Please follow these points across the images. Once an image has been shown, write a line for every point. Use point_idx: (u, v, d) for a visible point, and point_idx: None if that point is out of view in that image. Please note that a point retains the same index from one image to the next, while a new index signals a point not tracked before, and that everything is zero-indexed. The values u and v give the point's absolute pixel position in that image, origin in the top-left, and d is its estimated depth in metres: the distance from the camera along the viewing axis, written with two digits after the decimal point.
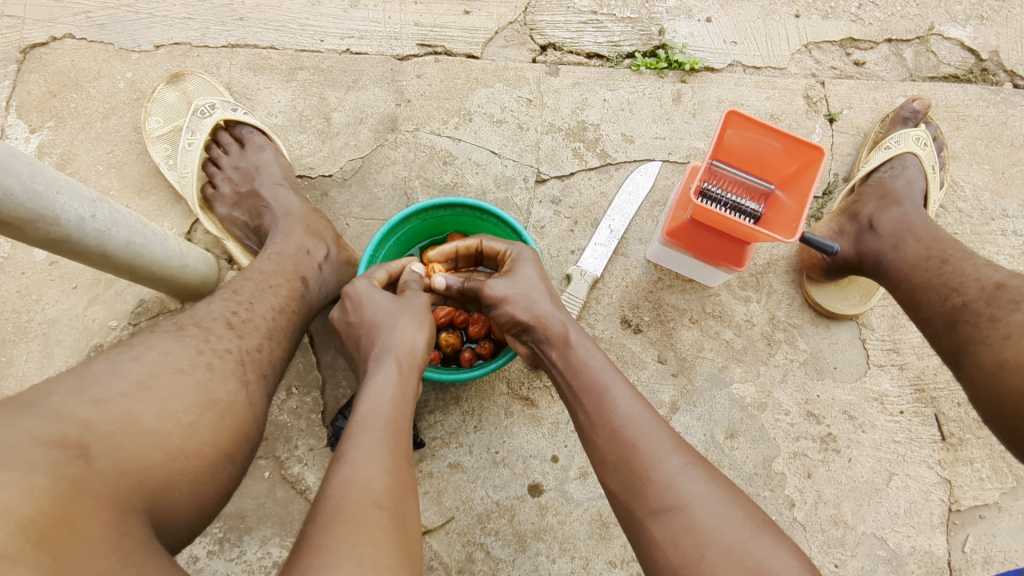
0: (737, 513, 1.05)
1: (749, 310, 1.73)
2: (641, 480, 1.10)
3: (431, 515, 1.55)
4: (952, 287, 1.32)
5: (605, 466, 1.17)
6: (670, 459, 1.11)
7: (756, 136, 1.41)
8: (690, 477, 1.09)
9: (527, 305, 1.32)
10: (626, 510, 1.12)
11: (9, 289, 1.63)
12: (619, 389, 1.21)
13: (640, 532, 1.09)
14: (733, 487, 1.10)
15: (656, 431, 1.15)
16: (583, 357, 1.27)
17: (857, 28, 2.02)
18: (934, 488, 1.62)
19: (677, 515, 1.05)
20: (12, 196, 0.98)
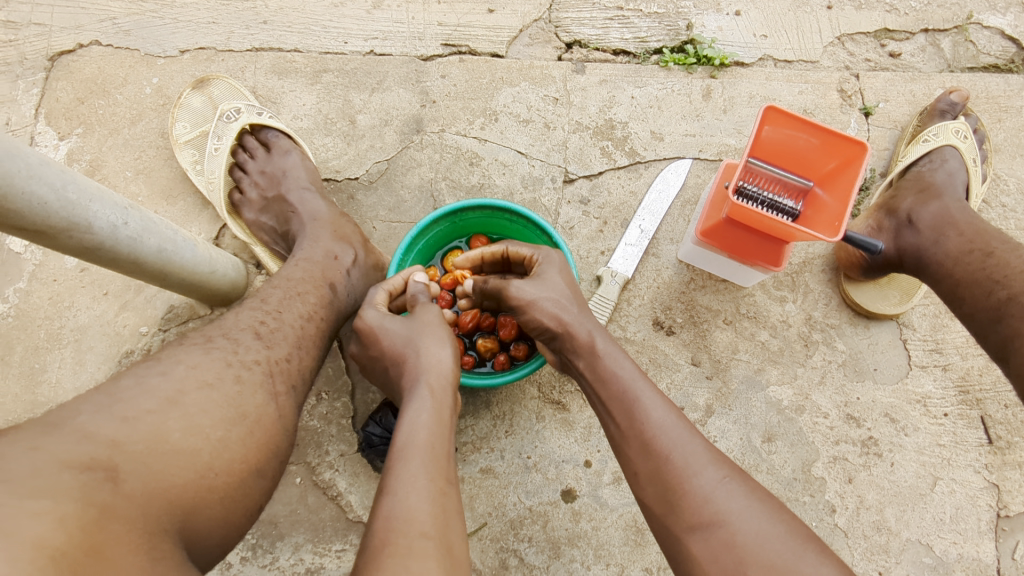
0: (782, 529, 0.95)
1: (785, 310, 1.69)
2: (676, 495, 1.01)
3: (463, 521, 1.53)
4: (996, 280, 1.25)
5: (639, 480, 1.08)
6: (706, 471, 1.01)
7: (795, 131, 1.37)
8: (729, 490, 0.99)
9: (551, 310, 1.25)
10: (661, 526, 1.04)
11: (41, 296, 1.64)
12: (648, 396, 1.12)
13: (678, 550, 1.00)
14: (777, 499, 1.00)
15: (692, 441, 1.05)
16: (609, 363, 1.18)
17: (892, 19, 1.96)
18: (981, 493, 1.57)
19: (716, 532, 0.96)
20: (47, 207, 0.96)
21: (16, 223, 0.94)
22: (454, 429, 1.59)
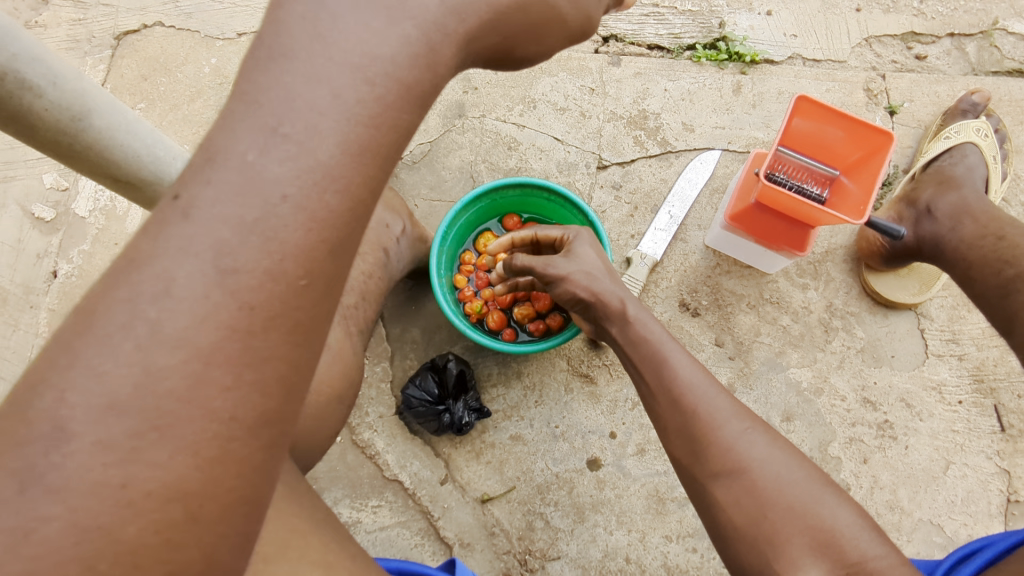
0: (801, 477, 1.01)
1: (806, 297, 1.76)
2: (701, 446, 1.07)
3: (493, 484, 1.61)
4: (1005, 261, 1.33)
5: (667, 435, 1.14)
6: (731, 423, 1.07)
7: (824, 122, 1.42)
8: (752, 441, 1.05)
9: (584, 283, 1.28)
10: (688, 477, 1.10)
11: (103, 258, 1.73)
12: (677, 356, 1.17)
13: (702, 497, 1.07)
14: (797, 450, 1.05)
15: (718, 396, 1.10)
16: (640, 328, 1.23)
17: (919, 23, 2.02)
18: (992, 478, 1.62)
19: (739, 479, 1.02)
20: (139, 160, 1.02)
21: (110, 172, 1.00)
22: (486, 397, 1.67)
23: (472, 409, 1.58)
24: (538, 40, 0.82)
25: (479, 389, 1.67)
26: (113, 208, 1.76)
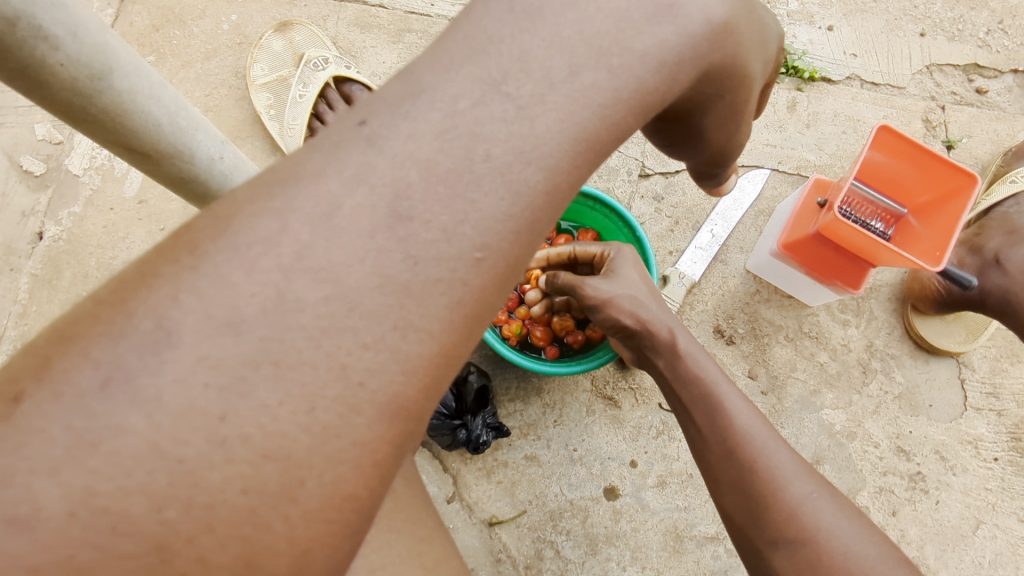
0: (871, 553, 0.92)
1: (847, 334, 1.66)
2: (760, 507, 0.99)
3: (503, 506, 1.50)
4: None
5: (719, 486, 1.05)
6: (795, 484, 0.98)
7: (901, 155, 1.32)
8: (818, 507, 0.96)
9: (629, 308, 1.18)
10: (741, 535, 1.02)
11: (95, 223, 1.58)
12: (733, 402, 1.08)
13: (758, 561, 0.99)
14: (866, 520, 0.97)
15: (779, 453, 1.02)
16: (692, 365, 1.14)
17: (983, 55, 1.87)
18: (1022, 542, 1.56)
19: (802, 550, 0.93)
20: (158, 129, 0.88)
21: (125, 143, 0.86)
22: (503, 412, 1.56)
23: (490, 427, 1.47)
24: (722, 124, 0.78)
25: (496, 403, 1.56)
26: (111, 170, 1.61)
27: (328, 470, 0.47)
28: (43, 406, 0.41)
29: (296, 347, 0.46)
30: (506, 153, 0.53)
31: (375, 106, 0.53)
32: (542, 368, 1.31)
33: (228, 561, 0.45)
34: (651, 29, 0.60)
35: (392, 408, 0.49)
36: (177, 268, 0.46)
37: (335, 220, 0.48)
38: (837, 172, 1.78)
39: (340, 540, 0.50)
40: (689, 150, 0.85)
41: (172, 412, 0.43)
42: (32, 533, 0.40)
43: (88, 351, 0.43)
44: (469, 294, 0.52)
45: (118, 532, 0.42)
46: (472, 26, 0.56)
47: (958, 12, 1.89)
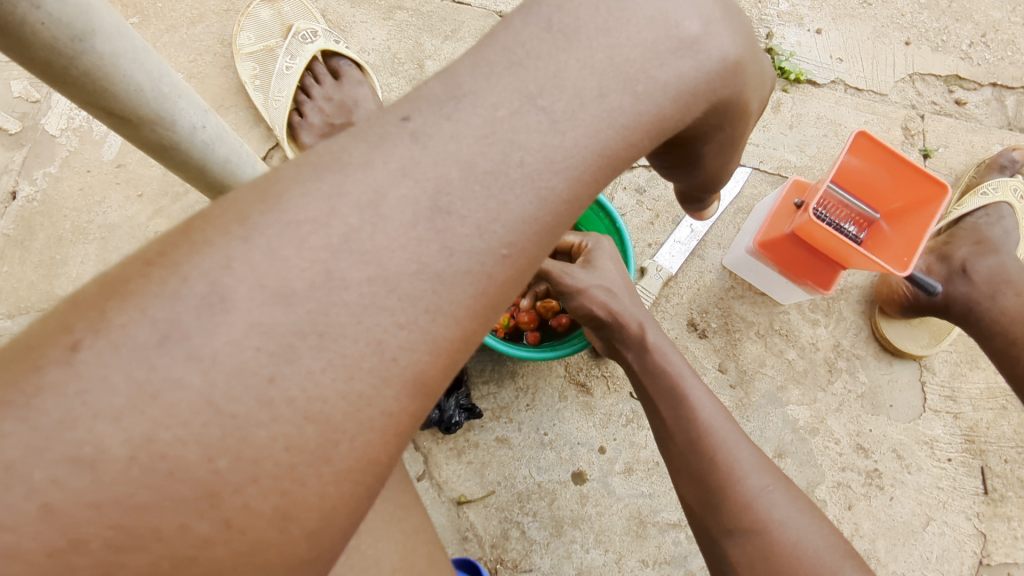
0: (821, 544, 0.96)
1: (816, 333, 1.71)
2: (718, 497, 1.02)
3: (472, 486, 1.53)
4: None
5: (681, 477, 1.08)
6: (752, 477, 1.02)
7: (877, 161, 1.35)
8: (773, 499, 1.00)
9: (602, 300, 1.19)
10: (699, 524, 1.05)
11: (71, 185, 1.55)
12: (697, 395, 1.11)
13: (714, 550, 1.02)
14: (818, 513, 1.01)
15: (739, 446, 1.05)
16: (659, 358, 1.16)
17: (964, 67, 1.91)
18: (968, 539, 1.62)
19: (755, 540, 0.97)
20: (140, 94, 0.88)
21: (104, 105, 0.85)
22: (476, 394, 1.57)
23: (463, 408, 1.50)
24: (720, 152, 0.78)
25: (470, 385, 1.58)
26: (89, 132, 1.58)
27: (361, 434, 0.47)
28: (102, 355, 0.42)
29: (341, 322, 0.46)
30: (539, 161, 0.54)
31: (416, 104, 0.54)
32: (515, 352, 1.32)
33: (266, 512, 0.45)
34: (674, 62, 0.60)
35: (418, 382, 0.49)
36: (228, 237, 0.46)
37: (381, 208, 0.49)
38: (816, 174, 1.81)
39: (362, 501, 0.50)
40: (684, 174, 0.85)
41: (226, 370, 0.43)
42: (94, 472, 0.41)
43: (145, 307, 0.43)
44: (492, 287, 0.52)
45: (173, 478, 0.42)
46: (511, 38, 0.57)
47: (944, 23, 1.93)
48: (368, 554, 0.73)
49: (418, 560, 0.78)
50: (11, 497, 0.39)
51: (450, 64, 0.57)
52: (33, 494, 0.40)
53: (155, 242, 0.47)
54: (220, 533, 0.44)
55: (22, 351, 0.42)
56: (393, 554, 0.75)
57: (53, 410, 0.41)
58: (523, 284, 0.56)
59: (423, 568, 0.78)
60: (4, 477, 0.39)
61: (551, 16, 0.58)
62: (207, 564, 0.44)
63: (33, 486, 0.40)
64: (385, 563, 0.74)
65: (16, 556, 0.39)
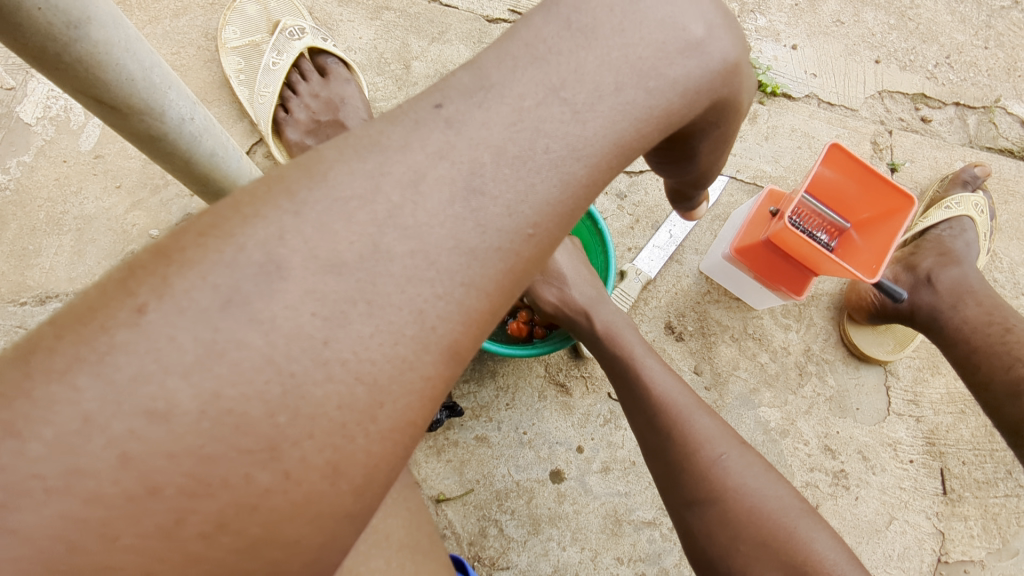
0: (774, 507, 1.00)
1: (788, 337, 1.76)
2: (678, 469, 1.06)
3: (450, 484, 1.54)
4: (1015, 357, 1.43)
5: (645, 452, 1.12)
6: (709, 445, 1.05)
7: (849, 173, 1.41)
8: (729, 466, 1.03)
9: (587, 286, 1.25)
10: (665, 497, 1.09)
11: (46, 175, 1.52)
12: (652, 372, 1.16)
13: (677, 521, 1.06)
14: (774, 473, 1.04)
15: (697, 416, 1.09)
16: (615, 340, 1.23)
17: (930, 86, 2.00)
18: (927, 537, 1.69)
19: (714, 506, 1.01)
20: (131, 83, 0.87)
21: (95, 93, 0.85)
22: (457, 393, 1.59)
23: (444, 406, 1.51)
24: (714, 149, 0.82)
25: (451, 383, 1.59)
26: (67, 121, 1.55)
27: (403, 397, 0.49)
28: (169, 317, 0.43)
29: (387, 290, 0.48)
30: (562, 149, 0.56)
31: (447, 92, 0.56)
32: (490, 347, 1.34)
33: (319, 466, 0.47)
34: (682, 61, 0.63)
35: (452, 350, 0.51)
36: (278, 211, 0.47)
37: (420, 187, 0.50)
38: (790, 184, 1.87)
39: (400, 461, 0.51)
40: (677, 169, 0.88)
41: (285, 333, 0.45)
42: (168, 425, 0.42)
43: (206, 274, 0.44)
44: (519, 264, 0.54)
45: (239, 432, 0.44)
46: (532, 35, 0.59)
47: (911, 43, 2.02)
48: (378, 529, 0.74)
49: (422, 538, 0.79)
50: (91, 446, 0.41)
51: (474, 57, 0.59)
52: (113, 444, 0.41)
53: (205, 214, 0.48)
54: (280, 483, 0.46)
55: (88, 313, 0.43)
56: (399, 531, 0.76)
57: (127, 367, 0.42)
58: (545, 263, 0.58)
59: (425, 548, 0.79)
60: (85, 428, 0.41)
61: (568, 16, 0.60)
62: (268, 512, 0.46)
63: (111, 437, 0.41)
64: (393, 539, 0.75)
65: (99, 501, 0.41)
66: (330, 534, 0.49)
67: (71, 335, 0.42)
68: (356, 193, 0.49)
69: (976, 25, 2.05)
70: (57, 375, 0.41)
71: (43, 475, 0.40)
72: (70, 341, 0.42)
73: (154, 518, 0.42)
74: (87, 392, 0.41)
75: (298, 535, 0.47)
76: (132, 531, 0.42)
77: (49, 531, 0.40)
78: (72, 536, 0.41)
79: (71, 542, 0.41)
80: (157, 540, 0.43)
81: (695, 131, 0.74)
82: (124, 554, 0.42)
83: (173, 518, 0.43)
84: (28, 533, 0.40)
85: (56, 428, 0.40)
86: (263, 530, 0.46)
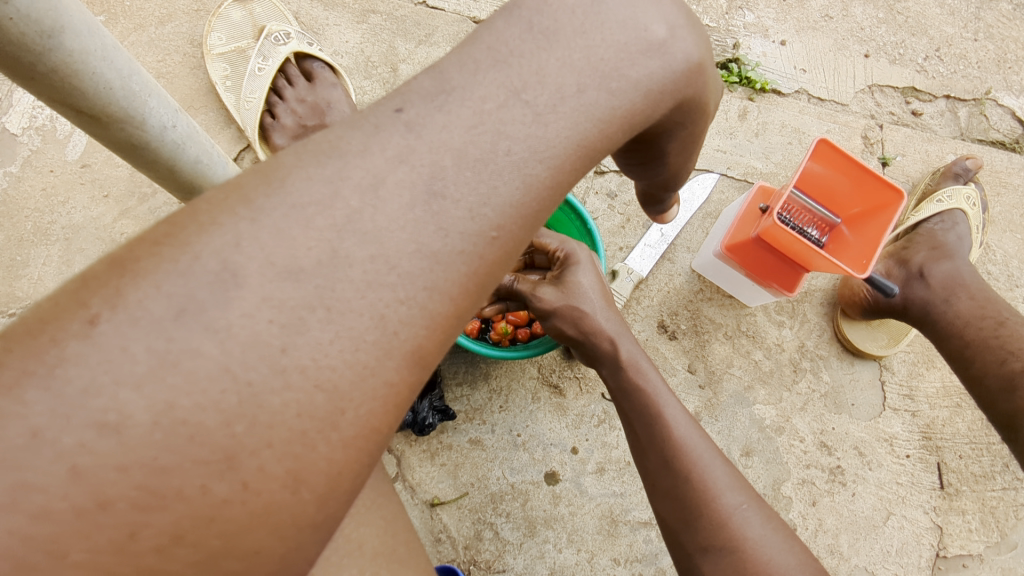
0: (790, 562, 1.01)
1: (781, 334, 1.75)
2: (695, 515, 1.06)
3: (445, 488, 1.54)
4: (1009, 351, 1.43)
5: (656, 493, 1.13)
6: (727, 495, 1.06)
7: (839, 169, 1.40)
8: (746, 518, 1.04)
9: (575, 320, 1.22)
10: (676, 540, 1.10)
11: (33, 186, 1.52)
12: (672, 414, 1.15)
13: (690, 565, 1.07)
14: (787, 530, 1.06)
15: (712, 465, 1.09)
16: (633, 376, 1.20)
17: (920, 79, 1.99)
18: (925, 532, 1.68)
19: (730, 557, 1.01)
20: (109, 92, 0.87)
21: (73, 103, 0.85)
22: (450, 396, 1.58)
23: (436, 410, 1.51)
24: (682, 150, 0.81)
25: (444, 387, 1.58)
26: (53, 131, 1.54)
27: (365, 403, 0.49)
28: (121, 328, 0.42)
29: (346, 296, 0.47)
30: (524, 151, 0.55)
31: (408, 96, 0.55)
32: (474, 347, 1.33)
33: (279, 475, 0.46)
34: (644, 61, 0.62)
35: (416, 354, 0.51)
36: (235, 219, 0.47)
37: (380, 191, 0.50)
38: (781, 180, 1.86)
39: (366, 468, 0.51)
40: (647, 171, 0.87)
41: (241, 341, 0.44)
42: (120, 437, 0.41)
43: (160, 283, 0.44)
44: (483, 267, 0.54)
45: (193, 443, 0.43)
46: (494, 38, 0.58)
47: (901, 37, 2.01)
48: (350, 538, 0.73)
49: (399, 546, 0.78)
50: (40, 460, 0.40)
51: (437, 61, 0.59)
52: (62, 458, 0.40)
53: (162, 223, 0.47)
54: (238, 494, 0.45)
55: (39, 325, 0.42)
56: (375, 538, 0.75)
57: (77, 379, 0.41)
58: (510, 265, 0.57)
59: (402, 556, 0.78)
60: (33, 442, 0.40)
61: (531, 18, 0.60)
62: (225, 524, 0.45)
63: (61, 451, 0.40)
64: (368, 547, 0.74)
65: (48, 516, 0.40)
66: (292, 543, 0.49)
67: (21, 348, 0.42)
68: (314, 199, 0.48)
69: (966, 17, 2.05)
70: (4, 390, 0.40)
71: None
72: (19, 355, 0.41)
73: (106, 533, 0.42)
74: (35, 405, 0.40)
75: (258, 546, 0.47)
76: (83, 546, 0.41)
77: None
78: (19, 554, 0.39)
79: (18, 560, 0.39)
80: (110, 555, 0.42)
81: (660, 132, 0.73)
82: (75, 570, 0.41)
83: (126, 532, 0.42)
84: None
85: (2, 443, 0.39)
86: (221, 542, 0.45)
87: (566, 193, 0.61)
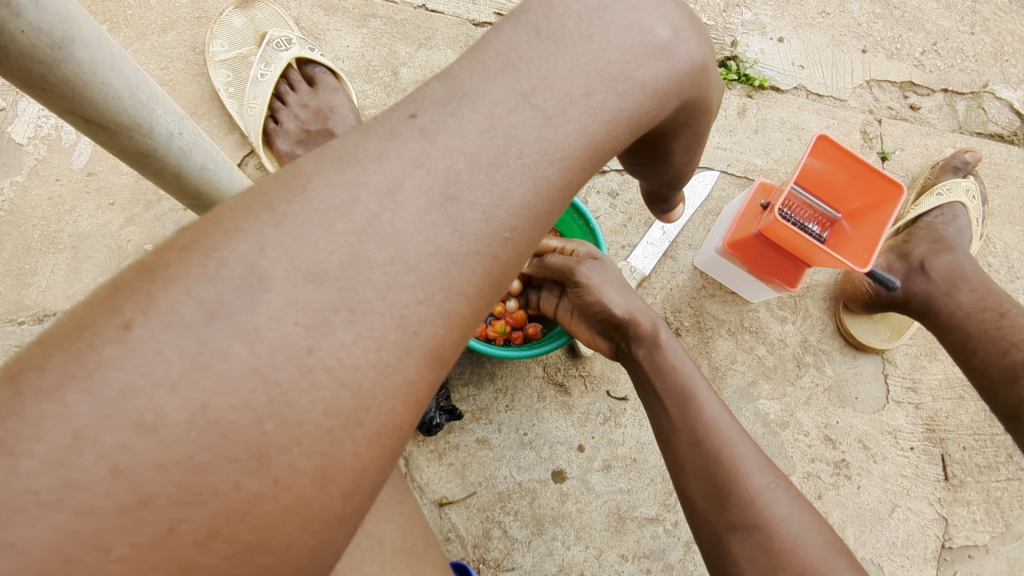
0: (816, 542, 1.01)
1: (784, 329, 1.77)
2: (723, 492, 1.07)
3: (453, 487, 1.55)
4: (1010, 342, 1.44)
5: (684, 471, 1.13)
6: (755, 475, 1.07)
7: (838, 163, 1.42)
8: (774, 497, 1.05)
9: (612, 302, 1.29)
10: (701, 519, 1.10)
11: (40, 195, 1.53)
12: (705, 395, 1.17)
13: (716, 544, 1.07)
14: (813, 513, 1.06)
15: (742, 444, 1.11)
16: (670, 357, 1.23)
17: (917, 73, 2.00)
18: (930, 523, 1.69)
19: (758, 535, 1.01)
20: (118, 101, 0.88)
21: (83, 112, 0.86)
22: (456, 396, 1.59)
23: (443, 409, 1.52)
24: (687, 149, 0.82)
25: (450, 388, 1.59)
26: (58, 140, 1.56)
27: (387, 401, 0.50)
28: (155, 332, 0.44)
29: (368, 298, 0.49)
30: (535, 153, 0.57)
31: (422, 102, 0.56)
32: (479, 347, 1.33)
33: (308, 471, 0.47)
34: (650, 64, 0.63)
35: (435, 353, 0.52)
36: (259, 224, 0.48)
37: (398, 196, 0.51)
38: (781, 176, 1.88)
39: (388, 464, 0.52)
40: (652, 171, 0.89)
41: (270, 343, 0.45)
42: (157, 436, 0.43)
43: (191, 288, 0.45)
44: (497, 267, 0.55)
45: (227, 441, 0.44)
46: (503, 44, 0.60)
47: (897, 32, 2.02)
48: (370, 534, 0.75)
49: (416, 541, 0.79)
50: (83, 460, 0.41)
51: (447, 67, 0.60)
52: (103, 457, 0.42)
53: (188, 231, 0.49)
54: (269, 490, 0.46)
55: (74, 331, 0.44)
56: (393, 534, 0.77)
57: (114, 382, 0.42)
58: (523, 265, 0.59)
59: (419, 551, 0.79)
60: (75, 442, 0.41)
61: (539, 23, 0.61)
62: (259, 518, 0.46)
63: (102, 450, 0.42)
64: (386, 543, 0.75)
65: (92, 513, 0.41)
66: (321, 538, 0.50)
67: (59, 353, 0.43)
68: (335, 205, 0.50)
69: (961, 11, 2.06)
70: (46, 394, 0.42)
71: (35, 491, 0.40)
72: (58, 359, 0.43)
73: (147, 528, 0.43)
74: (76, 407, 0.42)
75: (290, 540, 0.48)
76: (125, 541, 0.42)
77: (42, 544, 0.40)
78: (65, 549, 0.41)
79: (64, 555, 0.41)
80: (151, 549, 0.43)
81: (667, 132, 0.75)
82: (117, 565, 0.42)
83: (165, 527, 0.43)
84: (20, 548, 0.40)
85: (47, 444, 0.41)
86: (254, 536, 0.46)
87: (575, 194, 0.62)
